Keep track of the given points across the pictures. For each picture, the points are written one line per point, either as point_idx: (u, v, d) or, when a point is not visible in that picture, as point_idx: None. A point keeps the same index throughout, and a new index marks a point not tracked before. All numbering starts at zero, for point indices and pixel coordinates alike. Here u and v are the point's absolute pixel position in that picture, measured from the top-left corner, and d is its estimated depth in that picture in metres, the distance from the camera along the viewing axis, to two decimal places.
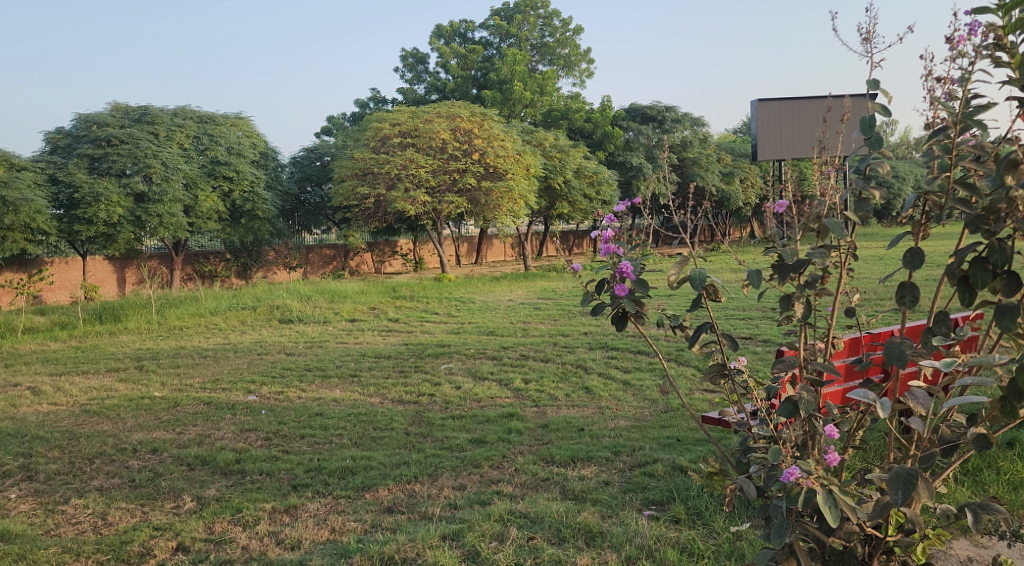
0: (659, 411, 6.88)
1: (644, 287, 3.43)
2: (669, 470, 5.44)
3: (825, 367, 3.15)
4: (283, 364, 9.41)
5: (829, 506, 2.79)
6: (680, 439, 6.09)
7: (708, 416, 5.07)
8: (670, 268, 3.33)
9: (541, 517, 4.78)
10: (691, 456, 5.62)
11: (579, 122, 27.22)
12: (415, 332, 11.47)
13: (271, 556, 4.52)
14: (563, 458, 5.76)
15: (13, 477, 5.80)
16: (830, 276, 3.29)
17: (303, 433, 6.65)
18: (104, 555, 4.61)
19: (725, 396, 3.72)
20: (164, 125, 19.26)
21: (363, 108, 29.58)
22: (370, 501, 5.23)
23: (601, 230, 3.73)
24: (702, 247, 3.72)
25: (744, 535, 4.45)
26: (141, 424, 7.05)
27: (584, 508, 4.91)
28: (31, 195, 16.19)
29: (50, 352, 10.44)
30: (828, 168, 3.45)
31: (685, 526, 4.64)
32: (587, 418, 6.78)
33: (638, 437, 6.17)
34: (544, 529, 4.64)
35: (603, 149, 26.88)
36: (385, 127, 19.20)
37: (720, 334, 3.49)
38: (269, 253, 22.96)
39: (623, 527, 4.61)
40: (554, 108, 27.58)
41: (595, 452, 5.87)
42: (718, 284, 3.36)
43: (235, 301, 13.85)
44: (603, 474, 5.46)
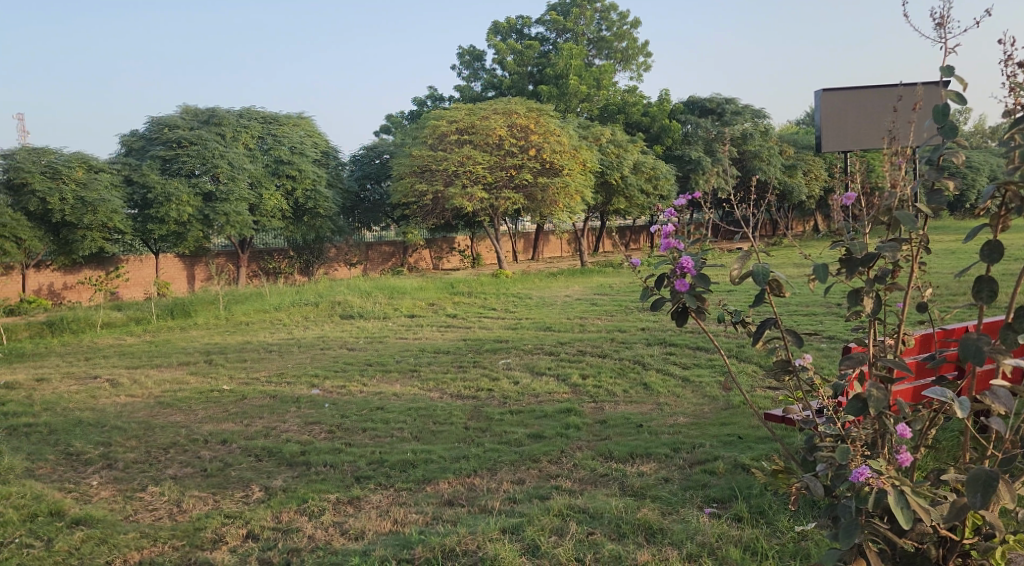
0: (719, 408, 6.85)
1: (705, 283, 3.44)
2: (730, 468, 5.43)
3: (896, 363, 3.12)
4: (345, 359, 9.61)
5: (900, 507, 2.79)
6: (741, 436, 6.07)
7: (772, 414, 5.07)
8: (732, 262, 3.34)
9: (599, 513, 4.83)
10: (754, 454, 5.61)
11: (637, 116, 27.10)
12: (473, 327, 11.60)
13: (336, 546, 4.66)
14: (622, 454, 5.79)
15: (94, 464, 6.05)
16: (901, 271, 3.25)
17: (365, 426, 6.80)
18: (180, 541, 4.80)
19: (790, 393, 3.71)
20: (231, 126, 19.83)
21: (421, 106, 29.85)
22: (430, 494, 5.34)
23: (660, 224, 3.73)
24: (764, 241, 3.71)
25: (809, 535, 4.44)
26: (211, 416, 7.30)
27: (643, 505, 4.94)
28: (108, 196, 16.89)
29: (126, 347, 10.83)
30: (900, 158, 3.40)
31: (749, 524, 4.64)
32: (646, 414, 6.79)
33: (698, 435, 6.16)
34: (604, 525, 4.69)
35: (660, 143, 26.69)
36: (442, 125, 19.39)
37: (785, 330, 3.48)
38: (330, 251, 23.40)
39: (683, 525, 4.63)
40: (611, 102, 27.41)
41: (654, 448, 5.89)
42: (782, 279, 3.36)
43: (298, 297, 14.17)
44: (663, 471, 5.48)
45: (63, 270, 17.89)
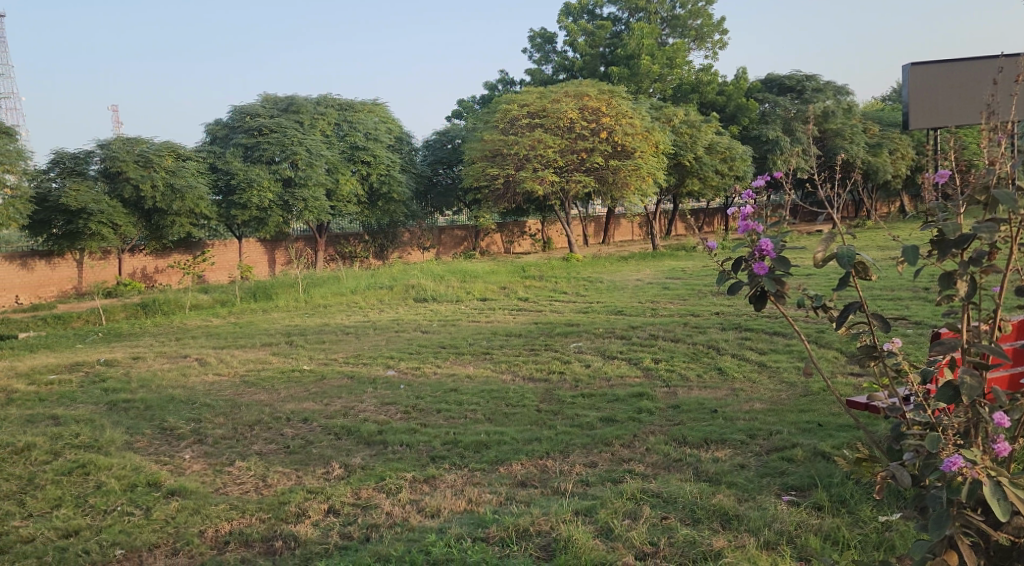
0: (798, 395, 6.78)
1: (786, 265, 3.45)
2: (809, 456, 5.39)
3: (991, 351, 3.08)
4: (420, 342, 9.81)
5: (997, 499, 2.77)
6: (821, 423, 6.01)
7: (855, 401, 5.02)
8: (817, 245, 3.33)
9: (674, 497, 4.87)
10: (835, 442, 5.56)
11: (712, 96, 26.66)
12: (545, 310, 11.68)
13: (413, 522, 4.81)
14: (697, 440, 5.80)
15: (186, 439, 6.35)
16: (998, 253, 3.19)
17: (439, 408, 6.96)
18: (266, 513, 5.02)
19: (876, 380, 3.68)
20: (309, 114, 20.33)
21: (493, 90, 29.91)
22: (504, 475, 5.45)
23: (739, 207, 3.74)
24: (849, 223, 3.69)
25: (893, 526, 4.40)
26: (293, 395, 7.57)
27: (719, 491, 4.95)
28: (195, 183, 17.50)
29: (213, 328, 11.28)
30: (998, 134, 3.33)
31: (829, 513, 4.62)
32: (721, 400, 6.77)
33: (775, 421, 6.13)
34: (678, 510, 4.73)
35: (737, 122, 26.62)
36: (514, 108, 19.45)
37: (871, 315, 3.46)
38: (404, 234, 23.75)
39: (760, 512, 4.63)
40: (685, 81, 27.00)
41: (729, 434, 5.88)
42: (868, 263, 3.35)
43: (373, 281, 14.47)
44: (739, 457, 5.47)
45: (154, 255, 18.68)
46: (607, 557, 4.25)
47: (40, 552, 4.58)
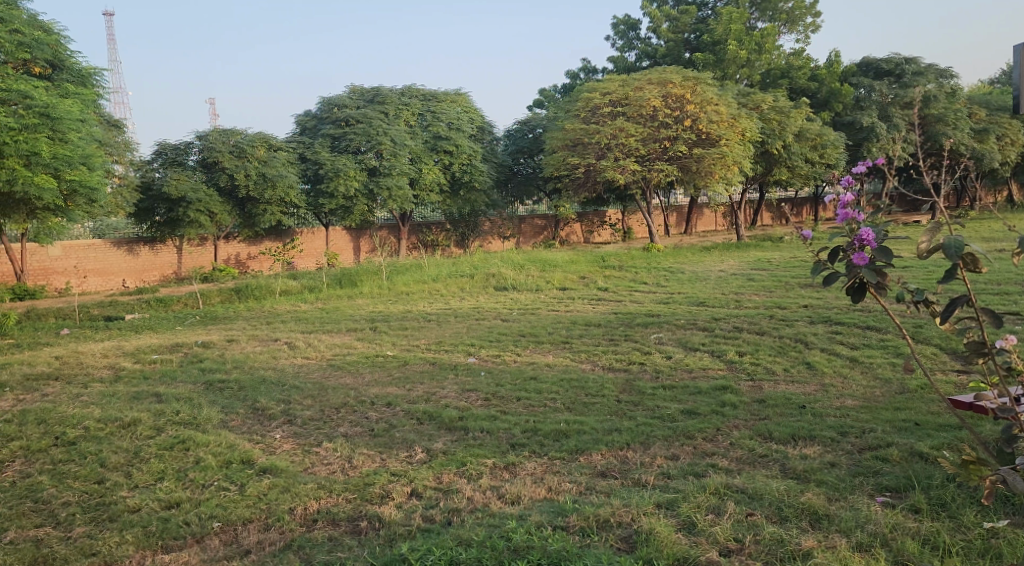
0: (893, 392, 6.59)
1: (886, 256, 3.48)
2: (906, 456, 5.25)
3: None
4: (500, 330, 9.88)
5: None
6: (919, 422, 5.83)
7: (958, 401, 4.85)
8: (923, 236, 3.29)
9: (759, 494, 4.81)
10: (934, 442, 5.39)
11: (803, 81, 25.84)
12: (625, 301, 11.63)
13: (494, 508, 4.89)
14: (784, 436, 5.71)
15: (277, 419, 6.59)
16: None
17: (519, 395, 7.02)
18: (352, 494, 5.16)
19: (985, 380, 3.57)
20: (394, 104, 20.68)
21: (575, 79, 29.71)
22: (584, 464, 5.48)
23: (837, 194, 3.74)
24: (956, 212, 3.60)
25: (999, 533, 4.26)
26: (376, 379, 7.75)
27: (808, 489, 4.87)
28: (285, 172, 18.06)
29: (301, 312, 11.65)
30: None
31: (928, 517, 4.50)
32: (810, 395, 6.64)
33: (868, 419, 5.98)
34: (764, 507, 4.67)
35: (829, 108, 25.91)
36: (595, 96, 19.32)
37: (980, 310, 3.36)
38: (485, 224, 23.95)
39: (853, 513, 4.54)
40: (774, 66, 25.91)
41: (818, 431, 5.77)
42: (978, 255, 3.26)
43: (454, 269, 14.63)
44: (829, 455, 5.36)
45: (248, 242, 19.28)
46: (690, 553, 4.24)
47: (144, 521, 4.82)
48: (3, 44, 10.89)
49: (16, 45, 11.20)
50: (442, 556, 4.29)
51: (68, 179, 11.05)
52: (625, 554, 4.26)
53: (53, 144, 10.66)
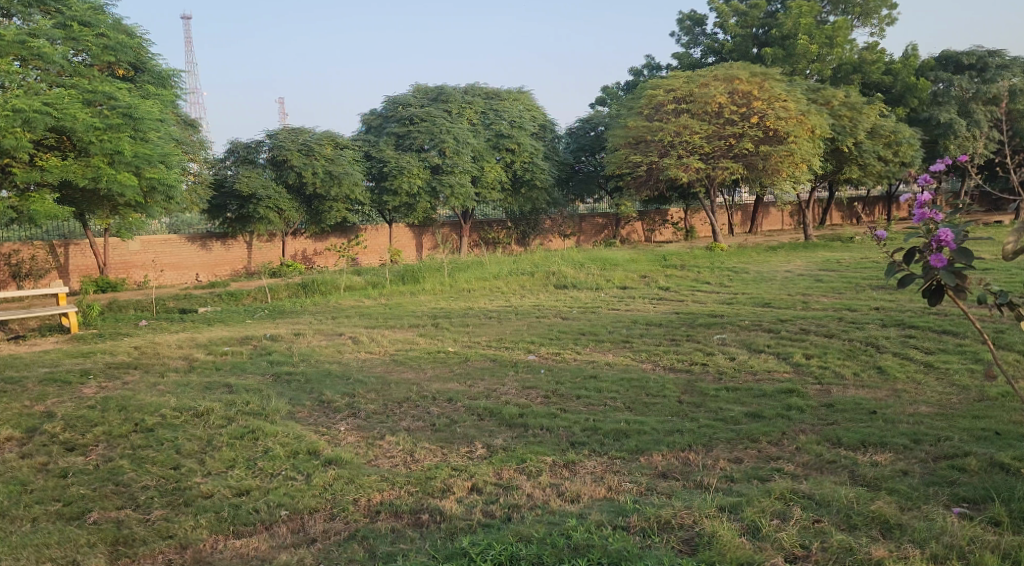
0: (970, 400, 6.41)
1: (965, 257, 3.76)
2: (984, 466, 5.11)
3: None
4: (560, 328, 9.90)
5: None
6: (998, 431, 5.67)
7: None
8: (1008, 237, 3.29)
9: (827, 500, 4.74)
10: (1014, 453, 5.24)
11: (877, 76, 25.02)
12: (687, 301, 11.52)
13: (554, 506, 4.91)
14: (853, 442, 5.61)
15: (342, 412, 6.72)
16: None
17: (579, 394, 7.03)
18: (414, 487, 5.25)
19: None
20: (457, 103, 20.87)
21: (638, 76, 29.43)
22: (644, 465, 5.46)
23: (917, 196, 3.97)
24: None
25: None
26: (438, 375, 7.85)
27: (879, 496, 4.78)
28: (350, 170, 18.37)
29: (365, 308, 11.85)
30: None
31: (1007, 531, 4.39)
32: (881, 400, 6.50)
33: (943, 426, 5.83)
34: (832, 514, 4.61)
35: (904, 104, 25.27)
36: (659, 94, 19.15)
37: None
38: (545, 222, 23.96)
39: (927, 523, 4.46)
40: (846, 60, 24.86)
41: (889, 437, 5.65)
42: None
43: (516, 267, 14.69)
44: (901, 463, 5.25)
45: (314, 238, 19.65)
46: (754, 558, 4.22)
47: (216, 507, 4.98)
48: (89, 48, 11.42)
49: (101, 48, 11.71)
50: (502, 552, 4.33)
51: (148, 176, 11.44)
52: (687, 556, 4.26)
53: (134, 143, 11.11)
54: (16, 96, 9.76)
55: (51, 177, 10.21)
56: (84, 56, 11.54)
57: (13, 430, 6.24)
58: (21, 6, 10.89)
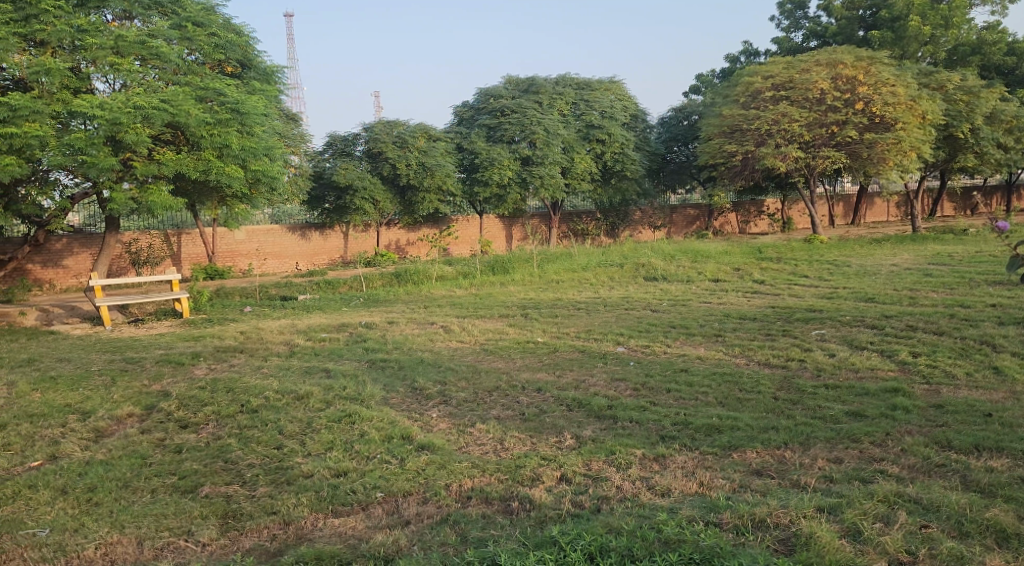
0: None
1: None
2: None
3: None
4: (650, 321, 9.82)
5: None
6: None
7: None
8: None
9: (935, 505, 4.58)
10: None
11: (997, 57, 23.73)
12: (784, 295, 11.23)
13: (644, 499, 4.90)
14: (964, 445, 5.39)
15: (433, 399, 6.85)
16: None
17: (669, 387, 6.97)
18: (504, 475, 5.31)
19: None
20: (548, 94, 20.94)
21: (734, 63, 28.73)
22: (737, 461, 5.38)
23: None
24: None
25: None
26: (527, 364, 7.91)
27: (993, 504, 4.59)
28: (442, 161, 18.62)
29: (457, 298, 12.00)
30: None
31: None
32: (996, 403, 6.21)
33: None
34: (941, 520, 4.45)
35: None
36: (757, 81, 18.72)
37: None
38: (635, 213, 23.76)
39: None
40: (962, 42, 23.73)
41: (1005, 442, 5.40)
42: None
43: (605, 259, 14.64)
44: (1018, 469, 5.02)
45: (407, 228, 20.04)
46: (854, 560, 4.12)
47: (316, 487, 5.15)
48: (202, 47, 11.87)
49: (212, 47, 12.10)
50: (592, 543, 4.34)
51: (253, 168, 11.85)
52: (783, 556, 4.19)
53: (241, 137, 11.53)
54: (138, 94, 10.35)
55: (167, 170, 10.70)
56: (196, 55, 11.96)
57: (133, 407, 6.60)
58: (141, 8, 11.39)
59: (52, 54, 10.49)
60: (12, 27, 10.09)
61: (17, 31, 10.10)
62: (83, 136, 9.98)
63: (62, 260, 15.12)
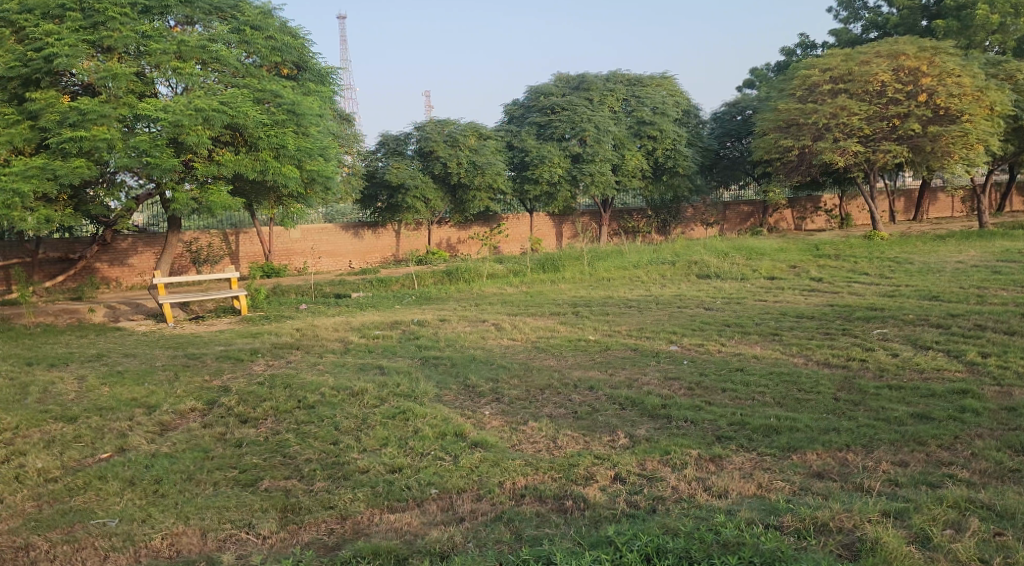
0: None
1: None
2: None
3: None
4: (704, 319, 9.68)
5: None
6: None
7: None
8: None
9: (1009, 512, 4.42)
10: None
11: None
12: (842, 293, 10.98)
13: (700, 501, 4.83)
14: None
15: (486, 397, 6.84)
16: None
17: (724, 387, 6.85)
18: (557, 473, 5.27)
19: None
20: (598, 91, 20.83)
21: (790, 56, 28.17)
22: (797, 463, 5.27)
23: None
24: None
25: None
26: (579, 362, 7.86)
27: None
28: (493, 160, 18.65)
29: (507, 296, 11.99)
30: None
31: None
32: None
33: None
34: (1015, 528, 4.29)
35: None
36: (814, 74, 18.34)
37: None
38: (687, 210, 23.52)
39: None
40: None
41: None
42: None
43: (656, 256, 14.51)
44: None
45: (458, 227, 20.13)
46: None
47: (372, 482, 5.19)
48: (259, 50, 12.04)
49: (270, 49, 12.23)
50: (649, 544, 4.28)
51: (308, 169, 11.97)
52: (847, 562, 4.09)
53: (297, 138, 11.69)
54: (197, 97, 10.56)
55: (226, 171, 10.90)
56: (254, 57, 12.15)
57: (196, 401, 6.73)
58: (203, 13, 11.57)
59: (118, 59, 10.72)
60: (80, 34, 10.36)
61: (85, 39, 10.36)
62: (148, 138, 10.21)
63: (128, 258, 15.50)
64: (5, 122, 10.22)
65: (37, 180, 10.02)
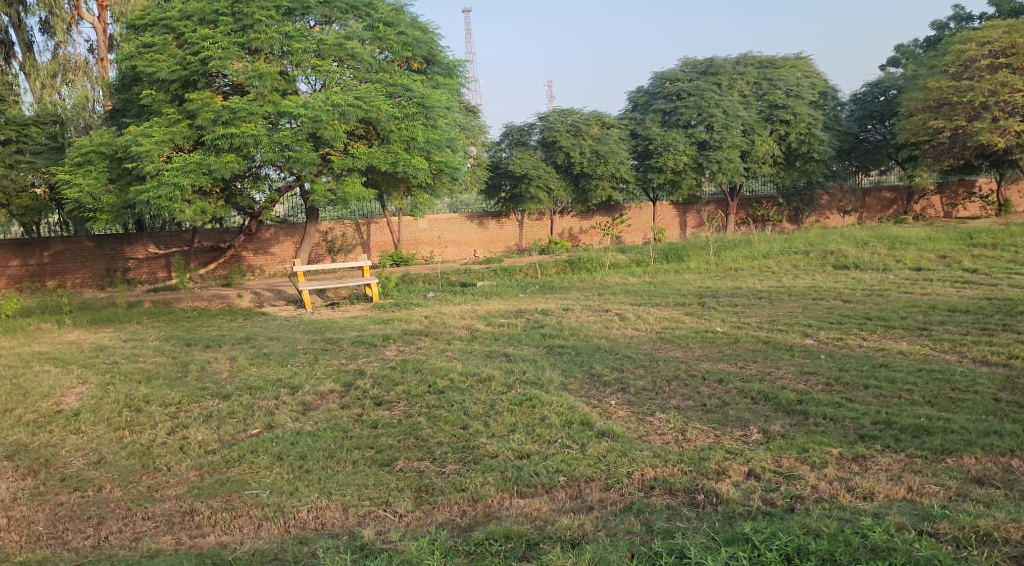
0: None
1: None
2: None
3: None
4: (842, 311, 9.20)
5: None
6: None
7: None
8: None
9: None
10: None
11: None
12: (999, 285, 10.20)
13: (844, 502, 4.56)
14: None
15: (611, 386, 6.72)
16: None
17: (867, 383, 6.47)
18: (688, 467, 5.10)
19: None
20: (727, 75, 20.08)
21: (942, 30, 26.49)
22: (952, 467, 4.90)
23: None
24: None
25: None
26: (708, 354, 7.61)
27: None
28: (617, 148, 18.44)
29: (631, 285, 11.79)
30: None
31: None
32: None
33: None
34: None
35: None
36: (969, 49, 17.11)
37: None
38: (823, 198, 22.54)
39: None
40: None
41: None
42: None
43: (788, 246, 13.92)
44: None
45: (580, 217, 20.00)
46: None
47: (502, 467, 5.17)
48: (392, 45, 12.26)
49: (401, 44, 12.46)
50: (790, 543, 4.07)
51: (437, 159, 12.12)
52: None
53: (427, 130, 11.84)
54: (334, 92, 10.87)
55: (360, 162, 11.16)
56: (387, 52, 12.39)
57: (334, 383, 6.90)
58: (340, 12, 11.83)
59: (264, 60, 11.12)
60: (231, 36, 10.86)
61: (236, 41, 10.80)
62: (289, 133, 10.56)
63: (271, 247, 16.17)
64: (169, 121, 10.96)
65: (195, 174, 10.59)
